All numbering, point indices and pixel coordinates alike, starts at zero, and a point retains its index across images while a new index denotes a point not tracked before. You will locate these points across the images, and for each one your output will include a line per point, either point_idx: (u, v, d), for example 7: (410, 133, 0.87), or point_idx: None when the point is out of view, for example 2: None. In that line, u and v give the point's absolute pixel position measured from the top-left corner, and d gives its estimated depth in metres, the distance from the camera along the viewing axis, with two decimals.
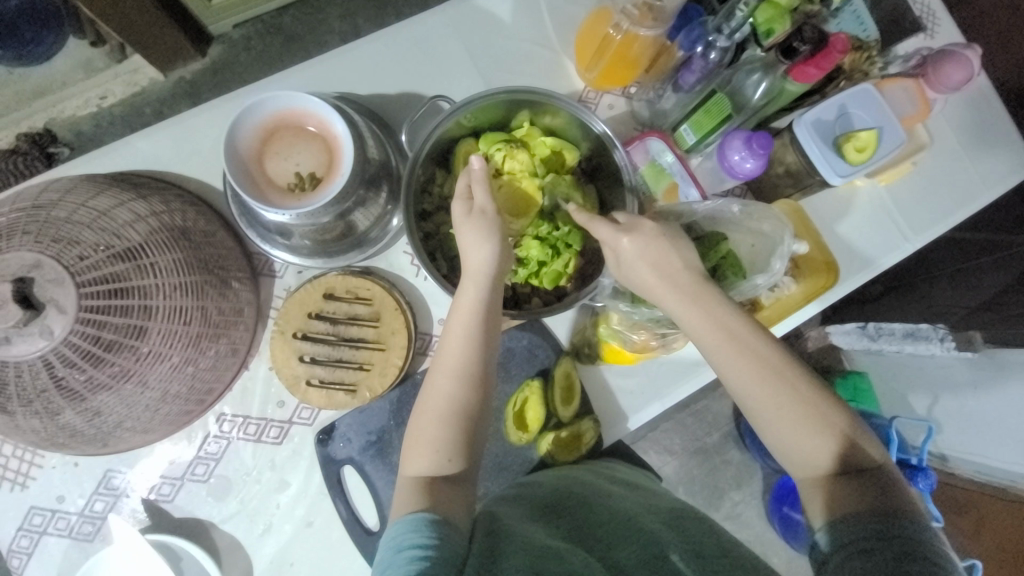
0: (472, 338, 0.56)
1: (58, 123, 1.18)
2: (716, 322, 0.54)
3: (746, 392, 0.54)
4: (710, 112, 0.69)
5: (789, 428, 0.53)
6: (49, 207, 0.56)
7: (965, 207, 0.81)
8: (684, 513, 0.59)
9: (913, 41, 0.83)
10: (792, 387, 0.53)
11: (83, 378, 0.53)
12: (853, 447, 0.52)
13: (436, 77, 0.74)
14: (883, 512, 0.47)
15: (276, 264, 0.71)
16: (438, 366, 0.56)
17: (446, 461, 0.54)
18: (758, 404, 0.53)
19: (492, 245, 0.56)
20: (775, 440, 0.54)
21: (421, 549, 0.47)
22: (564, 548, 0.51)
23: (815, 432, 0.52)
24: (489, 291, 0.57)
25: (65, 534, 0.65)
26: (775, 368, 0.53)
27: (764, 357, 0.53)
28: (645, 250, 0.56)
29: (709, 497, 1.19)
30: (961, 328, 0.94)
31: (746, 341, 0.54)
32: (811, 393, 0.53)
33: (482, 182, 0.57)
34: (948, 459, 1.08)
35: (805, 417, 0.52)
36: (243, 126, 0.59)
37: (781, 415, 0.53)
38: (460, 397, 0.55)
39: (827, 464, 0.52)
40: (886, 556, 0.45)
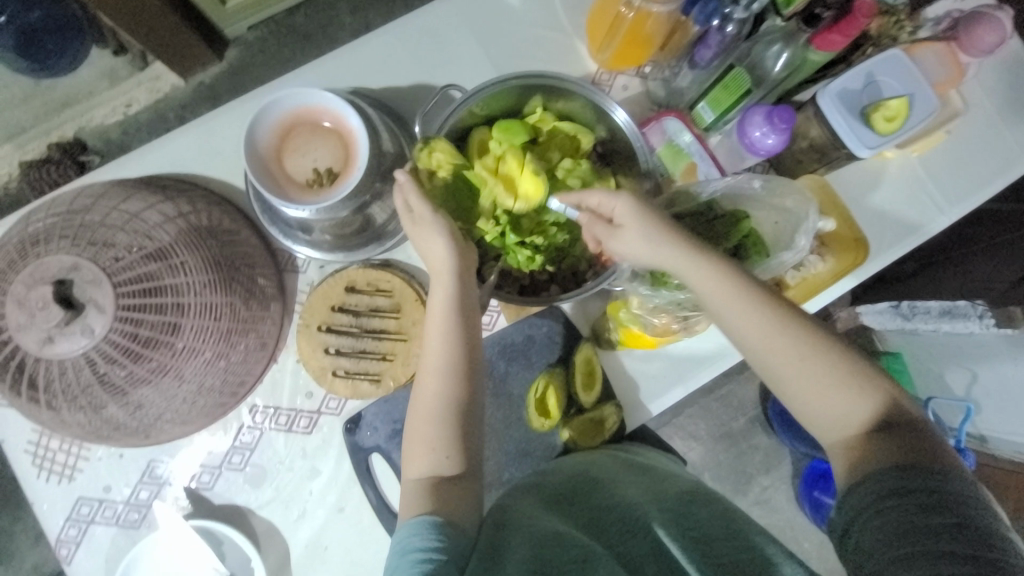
0: (448, 329, 0.57)
1: (86, 131, 1.22)
2: (728, 288, 0.54)
3: (765, 357, 0.53)
4: (728, 88, 0.67)
5: (811, 390, 0.53)
6: (84, 211, 0.58)
7: (1005, 174, 0.77)
8: (694, 496, 0.58)
9: (945, 3, 0.78)
10: (812, 348, 0.53)
11: (124, 373, 0.56)
12: (879, 403, 0.52)
13: (448, 67, 0.74)
14: (910, 464, 0.47)
15: (298, 259, 0.72)
16: (422, 368, 0.58)
17: (445, 459, 0.55)
18: (776, 368, 0.53)
19: (443, 235, 0.58)
20: (797, 404, 0.54)
21: (425, 552, 0.48)
22: (579, 537, 0.51)
23: (838, 391, 0.52)
24: (458, 283, 0.58)
25: (113, 521, 0.69)
26: (793, 331, 0.53)
27: (774, 321, 0.53)
28: (648, 219, 0.56)
29: (736, 481, 1.18)
30: (1000, 304, 0.93)
31: (760, 308, 0.53)
32: (826, 353, 0.53)
33: (412, 190, 0.59)
34: (988, 439, 1.01)
35: (827, 377, 0.52)
36: (262, 125, 0.60)
37: (799, 375, 0.53)
38: (450, 393, 0.56)
39: (852, 423, 0.52)
40: (910, 508, 0.45)
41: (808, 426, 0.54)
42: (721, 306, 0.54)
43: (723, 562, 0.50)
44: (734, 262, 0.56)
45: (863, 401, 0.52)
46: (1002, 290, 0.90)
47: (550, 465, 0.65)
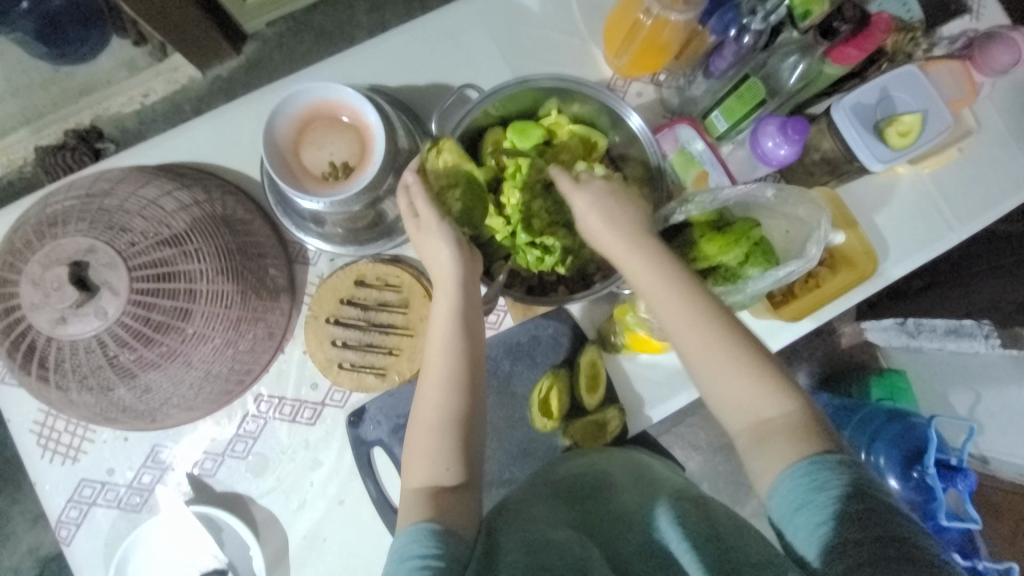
0: (450, 338, 0.56)
1: (103, 119, 1.24)
2: (659, 276, 0.55)
3: (688, 346, 0.54)
4: (743, 98, 0.68)
5: (728, 381, 0.53)
6: (102, 195, 0.59)
7: (1015, 194, 0.77)
8: (687, 494, 0.58)
9: (961, 22, 0.79)
10: (729, 340, 0.54)
11: (133, 357, 0.56)
12: (786, 397, 0.52)
13: (464, 68, 0.75)
14: (820, 453, 0.47)
15: (309, 251, 0.73)
16: (423, 378, 0.57)
17: (446, 469, 0.54)
18: (696, 358, 0.54)
19: (448, 243, 0.57)
20: (715, 396, 0.54)
21: (423, 558, 0.47)
22: (576, 544, 0.51)
23: (753, 384, 0.53)
24: (461, 293, 0.57)
25: (114, 504, 0.69)
26: (715, 321, 0.54)
27: (698, 315, 0.54)
28: (590, 210, 0.58)
29: (734, 493, 1.18)
30: (1008, 324, 0.91)
31: (689, 298, 0.54)
32: (744, 350, 0.53)
33: (420, 194, 0.57)
34: (990, 461, 0.99)
35: (744, 369, 0.53)
36: (281, 117, 0.61)
37: (717, 370, 0.53)
38: (453, 404, 0.55)
39: (765, 416, 0.52)
40: (837, 498, 0.44)
41: (724, 419, 0.55)
42: (649, 295, 0.55)
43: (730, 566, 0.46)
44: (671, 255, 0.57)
45: (775, 393, 0.52)
46: (1009, 308, 0.90)
47: (552, 465, 0.65)
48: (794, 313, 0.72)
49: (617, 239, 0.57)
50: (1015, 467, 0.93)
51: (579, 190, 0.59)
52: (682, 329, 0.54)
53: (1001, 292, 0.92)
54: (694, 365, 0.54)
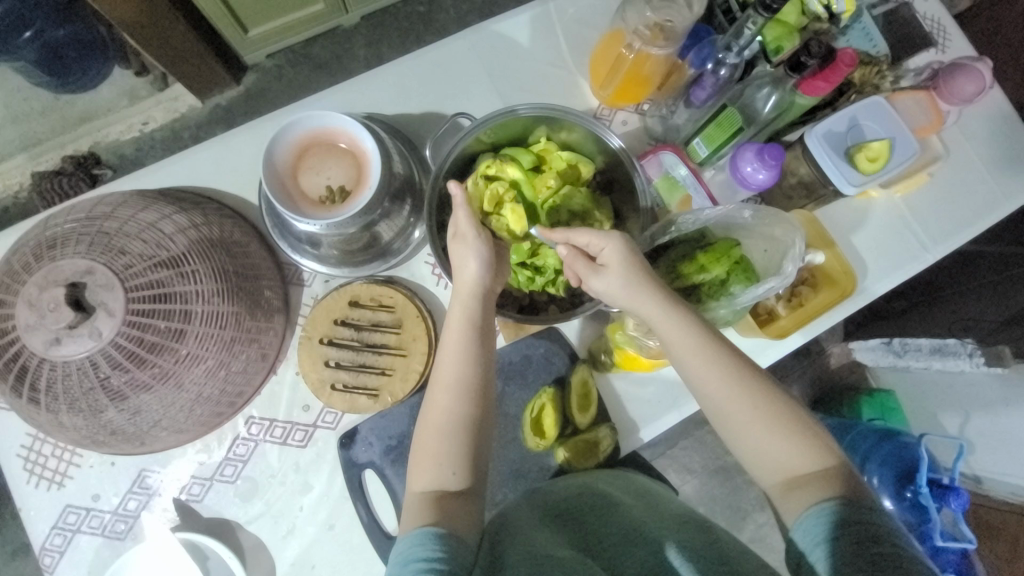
0: (466, 345, 0.58)
1: (102, 146, 1.26)
2: (687, 328, 0.56)
3: (716, 398, 0.55)
4: (722, 125, 0.71)
5: (757, 433, 0.53)
6: (102, 218, 0.60)
7: (984, 216, 0.81)
8: (691, 520, 0.56)
9: (925, 56, 0.84)
10: (756, 390, 0.54)
11: (125, 378, 0.56)
12: (814, 445, 0.53)
13: (458, 98, 0.78)
14: (851, 499, 0.48)
15: (304, 273, 0.75)
16: (436, 381, 0.58)
17: (451, 473, 0.55)
18: (724, 409, 0.55)
19: (479, 258, 0.60)
20: (746, 447, 0.54)
21: (428, 561, 0.47)
22: (573, 559, 0.50)
23: (783, 434, 0.53)
24: (480, 304, 0.60)
25: (97, 532, 0.68)
26: (740, 373, 0.55)
27: (723, 363, 0.55)
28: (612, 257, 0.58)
29: (731, 516, 1.17)
30: (989, 342, 0.93)
31: (716, 350, 0.55)
32: (770, 398, 0.54)
33: (464, 208, 0.60)
34: (982, 481, 1.00)
35: (772, 420, 0.53)
36: (280, 144, 0.63)
37: (745, 418, 0.54)
38: (463, 412, 0.56)
39: (796, 467, 0.52)
40: (861, 539, 0.45)
41: (755, 470, 0.55)
42: (676, 347, 0.56)
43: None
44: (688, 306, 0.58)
45: (805, 443, 0.53)
46: (991, 326, 0.93)
47: (544, 487, 0.63)
48: (779, 332, 0.73)
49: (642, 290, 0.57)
50: (1005, 487, 0.95)
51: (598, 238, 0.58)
52: (710, 382, 0.55)
53: (982, 310, 0.95)
54: (721, 416, 0.55)
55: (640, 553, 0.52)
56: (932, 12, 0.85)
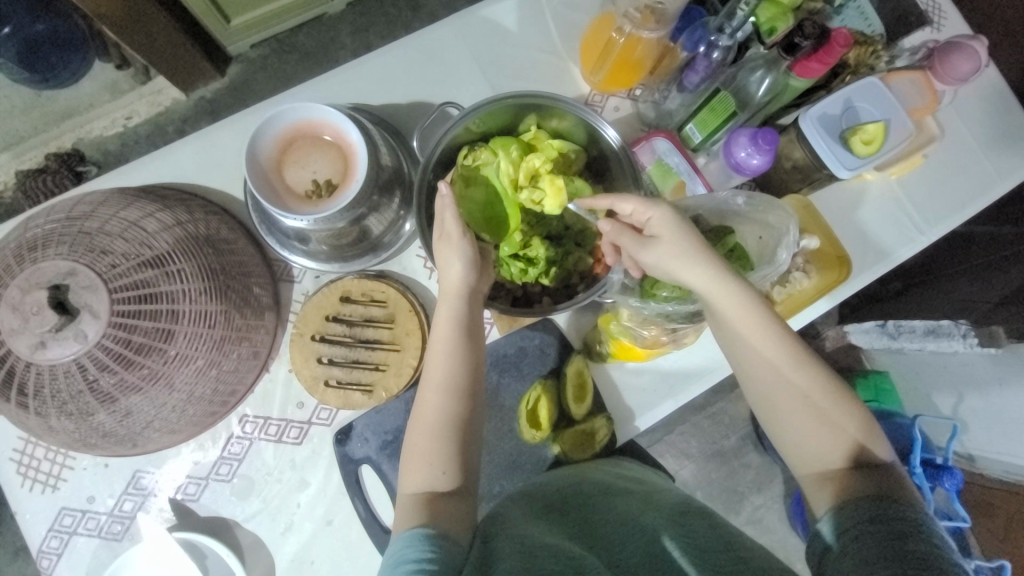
0: (454, 346, 0.58)
1: (86, 143, 1.23)
2: (742, 315, 0.55)
3: (763, 383, 0.56)
4: (715, 110, 0.70)
5: (801, 425, 0.54)
6: (83, 218, 0.59)
7: (981, 197, 0.80)
8: (688, 509, 0.56)
9: (920, 35, 0.83)
10: (804, 383, 0.55)
11: (113, 380, 0.56)
12: (854, 442, 0.53)
13: (446, 86, 0.76)
14: (883, 497, 0.48)
15: (294, 269, 0.74)
16: (425, 383, 0.58)
17: (440, 474, 0.55)
18: (768, 394, 0.55)
19: (463, 260, 0.59)
20: (784, 433, 0.55)
21: (418, 562, 0.46)
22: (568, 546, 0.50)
23: (825, 430, 0.54)
24: (466, 305, 0.60)
25: (93, 534, 0.67)
26: (794, 363, 0.55)
27: (777, 355, 0.55)
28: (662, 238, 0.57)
29: (727, 500, 1.18)
30: (983, 323, 0.93)
31: (770, 339, 0.55)
32: (818, 394, 0.54)
33: (451, 207, 0.59)
34: (976, 459, 1.02)
35: (815, 413, 0.54)
36: (264, 138, 0.62)
37: (789, 408, 0.55)
38: (453, 411, 0.57)
39: (832, 460, 0.53)
40: (885, 535, 0.45)
41: (790, 457, 0.56)
42: (726, 331, 0.56)
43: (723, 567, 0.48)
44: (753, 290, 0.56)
45: (844, 440, 0.53)
46: (986, 307, 0.93)
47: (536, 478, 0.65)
48: None
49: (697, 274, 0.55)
50: (1000, 465, 0.97)
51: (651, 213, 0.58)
52: (759, 368, 0.55)
53: (978, 293, 0.96)
54: (765, 400, 0.56)
55: (639, 543, 0.51)
56: None
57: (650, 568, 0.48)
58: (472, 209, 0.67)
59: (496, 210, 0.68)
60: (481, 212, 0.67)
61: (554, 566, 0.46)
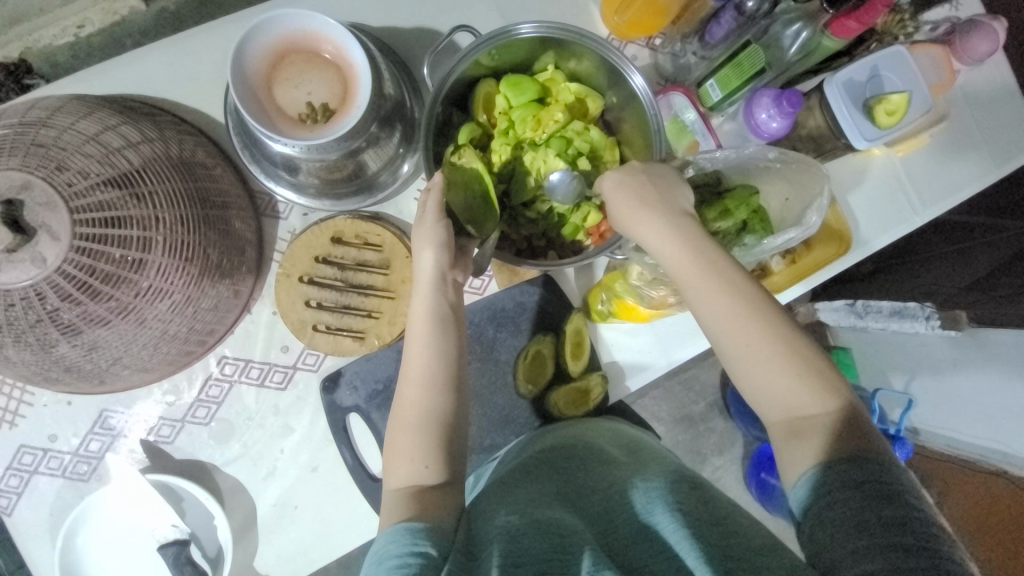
0: (428, 339, 0.54)
1: (34, 53, 1.07)
2: (707, 266, 0.52)
3: (730, 339, 0.52)
4: (740, 66, 0.66)
5: (769, 378, 0.51)
6: (38, 124, 0.51)
7: (978, 182, 0.80)
8: (683, 478, 0.55)
9: (941, 10, 0.80)
10: (773, 333, 0.51)
11: (78, 311, 0.50)
12: (827, 393, 0.50)
13: (454, 12, 0.69)
14: (855, 454, 0.46)
15: (280, 204, 0.68)
16: (404, 378, 0.54)
17: (423, 468, 0.52)
18: (738, 354, 0.52)
19: (434, 246, 0.55)
20: (752, 391, 0.52)
21: (401, 558, 0.43)
22: (560, 518, 0.49)
23: (795, 382, 0.50)
24: (439, 294, 0.55)
25: (56, 474, 0.63)
26: (765, 318, 0.51)
27: (745, 304, 0.51)
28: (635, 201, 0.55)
29: (693, 460, 1.24)
30: (948, 308, 0.99)
31: (743, 295, 0.52)
32: (783, 343, 0.51)
33: (438, 194, 0.56)
34: (920, 432, 1.08)
35: (786, 365, 0.51)
36: (251, 46, 0.54)
37: (758, 361, 0.51)
38: (434, 404, 0.53)
39: (803, 415, 0.50)
40: (867, 500, 0.43)
41: (760, 412, 0.53)
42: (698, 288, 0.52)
43: (723, 546, 0.46)
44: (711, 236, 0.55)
45: (816, 392, 0.50)
46: (953, 291, 0.95)
47: (534, 439, 0.66)
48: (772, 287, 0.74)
49: (669, 232, 0.54)
50: (943, 439, 1.03)
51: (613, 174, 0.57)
52: (725, 323, 0.52)
53: (943, 277, 0.95)
54: (732, 360, 0.52)
55: (633, 515, 0.51)
56: None
57: (640, 545, 0.48)
58: (450, 213, 0.59)
59: (480, 207, 0.60)
60: (459, 212, 0.59)
61: (542, 546, 0.45)
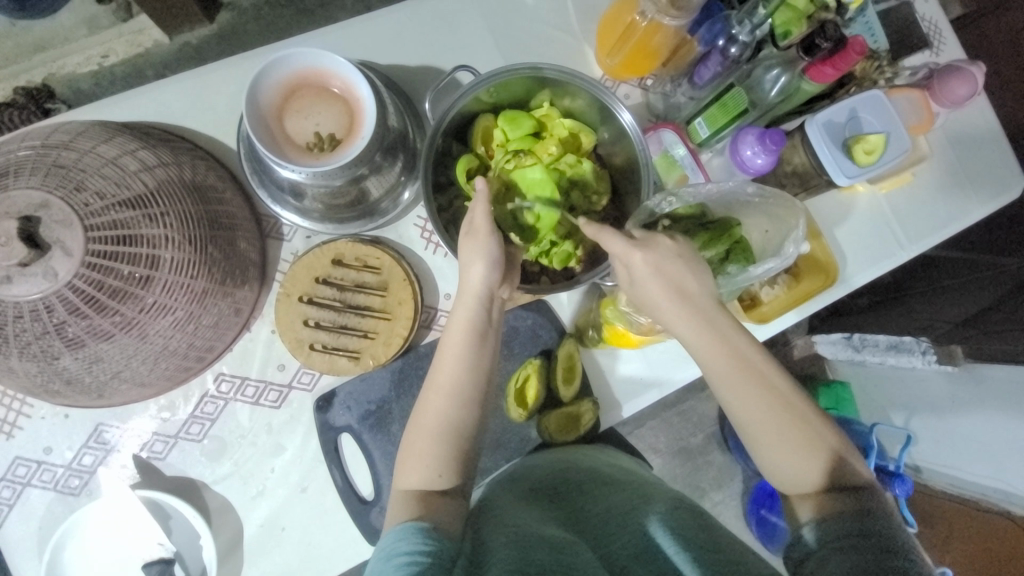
0: (465, 351, 0.55)
1: (57, 79, 1.13)
2: (724, 346, 0.54)
3: (748, 415, 0.53)
4: (726, 107, 0.70)
5: (785, 447, 0.53)
6: (60, 147, 0.55)
7: (958, 221, 0.83)
8: (681, 504, 0.55)
9: (919, 57, 0.85)
10: (795, 407, 0.53)
11: (85, 325, 0.52)
12: (842, 466, 0.53)
13: (457, 53, 0.74)
14: (867, 512, 0.48)
15: (284, 227, 0.71)
16: (431, 385, 0.55)
17: (438, 474, 0.53)
18: (758, 424, 0.53)
19: (486, 263, 0.55)
20: (765, 455, 0.54)
21: (410, 555, 0.44)
22: (565, 539, 0.49)
23: (810, 452, 0.52)
24: (483, 310, 0.56)
25: (48, 487, 0.63)
26: (783, 393, 0.54)
27: (763, 380, 0.53)
28: (657, 278, 0.54)
29: (691, 494, 1.22)
30: (942, 342, 0.98)
31: (759, 371, 0.54)
32: (801, 414, 0.53)
33: (484, 203, 0.56)
34: (923, 470, 1.07)
35: (803, 435, 0.53)
36: (265, 81, 0.58)
37: (778, 434, 0.53)
38: (456, 417, 0.54)
39: (817, 483, 0.52)
40: (871, 550, 0.45)
41: (775, 479, 0.54)
42: (713, 366, 0.54)
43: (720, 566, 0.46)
44: (724, 311, 0.55)
45: (828, 459, 0.53)
46: (946, 327, 0.97)
47: (528, 463, 0.65)
48: (761, 317, 0.76)
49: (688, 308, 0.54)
50: (947, 479, 1.01)
51: (638, 253, 0.54)
52: (745, 398, 0.53)
53: (937, 313, 0.99)
54: (751, 430, 0.54)
55: (629, 536, 0.50)
56: (930, 14, 0.85)
57: (642, 564, 0.48)
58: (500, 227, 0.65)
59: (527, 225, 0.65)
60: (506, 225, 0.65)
61: (546, 558, 0.45)
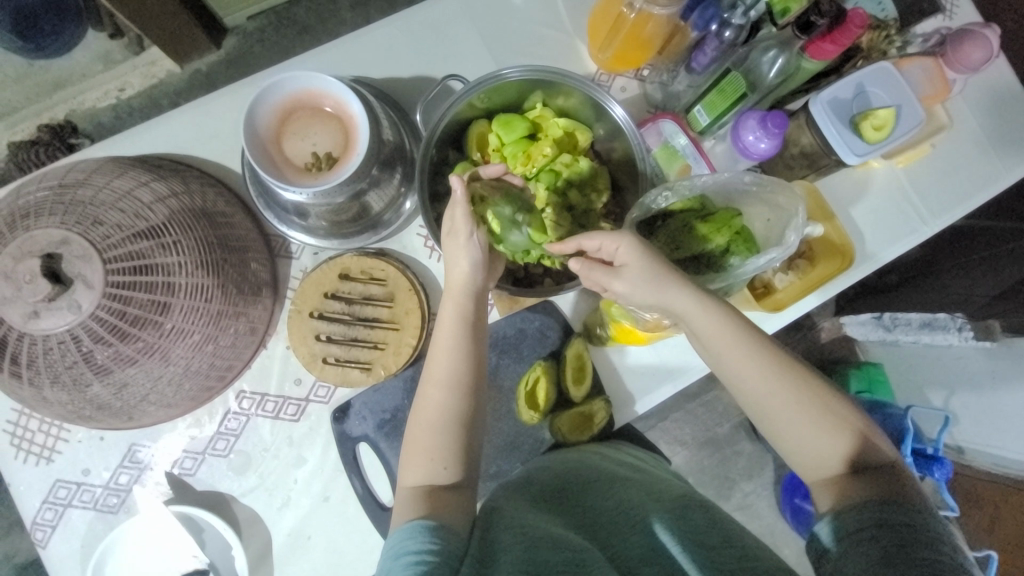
0: (460, 341, 0.56)
1: (78, 115, 1.18)
2: (726, 332, 0.53)
3: (758, 396, 0.53)
4: (724, 92, 0.68)
5: (800, 428, 0.52)
6: (76, 186, 0.57)
7: (983, 190, 0.79)
8: (692, 501, 0.55)
9: (932, 22, 0.80)
10: (805, 385, 0.53)
11: (110, 353, 0.55)
12: (862, 445, 0.52)
13: (450, 61, 0.74)
14: (890, 499, 0.46)
15: (292, 245, 0.73)
16: (427, 378, 0.56)
17: (442, 469, 0.54)
18: (770, 406, 0.53)
19: (471, 259, 0.56)
20: (782, 437, 0.53)
21: (419, 554, 0.45)
22: (576, 539, 0.49)
23: (826, 431, 0.52)
24: (474, 302, 0.57)
25: (88, 506, 0.67)
26: (792, 372, 0.53)
27: (772, 359, 0.53)
28: (643, 261, 0.54)
29: (719, 486, 1.19)
30: (979, 317, 0.92)
31: (765, 351, 0.53)
32: (812, 393, 0.53)
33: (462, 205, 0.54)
34: (965, 451, 1.00)
35: (817, 414, 0.52)
36: (262, 107, 0.60)
37: (793, 414, 0.52)
38: (457, 406, 0.55)
39: (837, 463, 0.51)
40: (890, 542, 0.44)
41: (796, 463, 0.54)
42: (717, 352, 0.54)
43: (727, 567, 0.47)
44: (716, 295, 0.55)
45: (846, 438, 0.52)
46: (981, 302, 0.92)
47: (538, 466, 0.64)
48: (775, 305, 0.73)
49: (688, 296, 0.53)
50: (990, 458, 0.95)
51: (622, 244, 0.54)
52: (753, 379, 0.53)
53: (973, 287, 0.94)
54: (762, 412, 0.54)
55: (637, 538, 0.50)
56: None
57: (650, 566, 0.48)
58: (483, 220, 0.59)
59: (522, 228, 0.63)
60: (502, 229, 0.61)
61: (556, 560, 0.45)
